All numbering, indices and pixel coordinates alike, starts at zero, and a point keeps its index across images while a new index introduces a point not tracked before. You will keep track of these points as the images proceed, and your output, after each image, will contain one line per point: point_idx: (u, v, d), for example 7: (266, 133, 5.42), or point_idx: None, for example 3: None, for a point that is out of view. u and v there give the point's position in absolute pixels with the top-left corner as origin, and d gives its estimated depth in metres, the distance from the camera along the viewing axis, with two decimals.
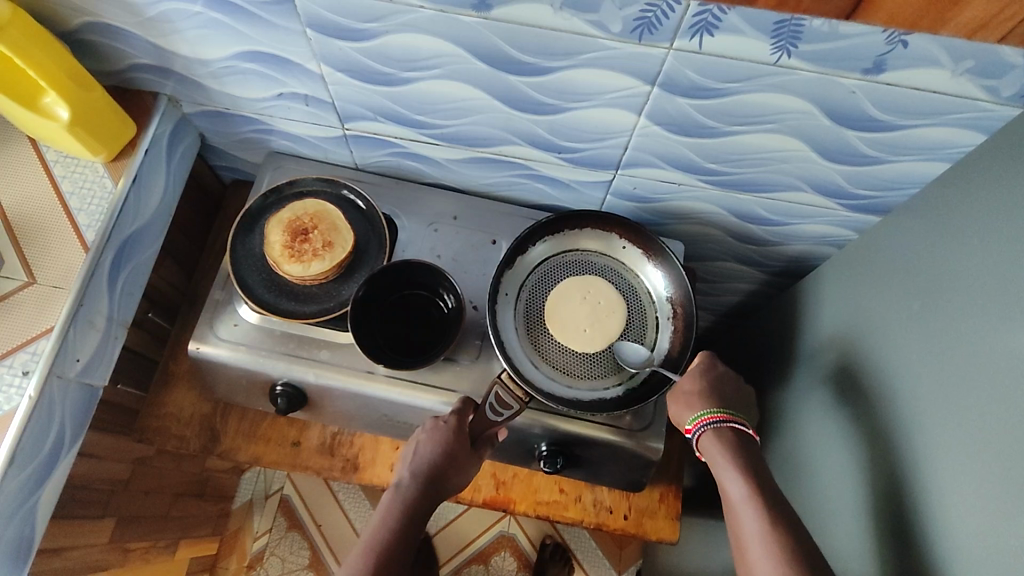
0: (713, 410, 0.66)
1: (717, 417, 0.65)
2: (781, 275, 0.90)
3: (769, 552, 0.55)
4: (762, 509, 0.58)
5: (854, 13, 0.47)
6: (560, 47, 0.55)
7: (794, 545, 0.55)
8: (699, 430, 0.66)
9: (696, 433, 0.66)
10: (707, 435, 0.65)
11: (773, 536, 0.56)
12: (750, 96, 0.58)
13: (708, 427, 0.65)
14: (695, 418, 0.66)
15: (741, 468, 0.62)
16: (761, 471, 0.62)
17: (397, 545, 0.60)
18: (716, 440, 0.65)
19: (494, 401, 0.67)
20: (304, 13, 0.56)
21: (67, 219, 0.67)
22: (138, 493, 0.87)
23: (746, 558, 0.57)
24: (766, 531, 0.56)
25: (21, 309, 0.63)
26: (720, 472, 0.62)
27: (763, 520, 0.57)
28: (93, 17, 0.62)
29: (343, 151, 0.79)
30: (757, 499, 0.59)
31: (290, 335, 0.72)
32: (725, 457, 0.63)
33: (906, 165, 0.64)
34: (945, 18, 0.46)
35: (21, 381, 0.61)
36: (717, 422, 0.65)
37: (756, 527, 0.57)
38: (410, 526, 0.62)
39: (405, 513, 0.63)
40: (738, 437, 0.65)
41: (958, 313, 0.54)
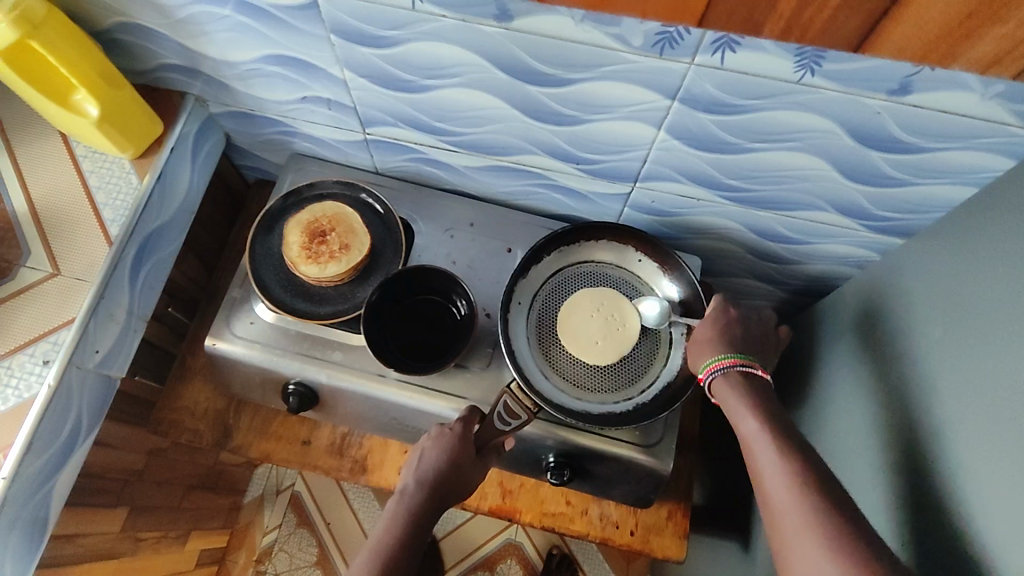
0: (723, 356, 0.62)
1: (727, 362, 0.61)
2: (801, 294, 0.89)
3: (788, 486, 0.50)
4: (779, 444, 0.54)
5: (863, 46, 0.46)
6: (581, 59, 0.55)
7: (816, 477, 0.50)
8: (710, 376, 0.62)
9: (709, 380, 0.62)
10: (718, 381, 0.61)
11: (792, 471, 0.51)
12: (772, 114, 0.57)
13: (717, 375, 0.62)
14: (706, 365, 0.63)
15: (756, 409, 0.57)
16: (776, 411, 0.57)
17: (404, 552, 0.60)
18: (730, 385, 0.60)
19: (502, 411, 0.67)
20: (329, 19, 0.57)
21: (93, 212, 0.68)
22: (151, 483, 0.89)
23: (764, 495, 0.52)
24: (784, 466, 0.52)
25: (45, 300, 0.65)
26: (733, 414, 0.58)
27: (780, 455, 0.53)
28: (125, 17, 0.64)
29: (364, 154, 0.79)
30: (773, 436, 0.54)
31: (304, 335, 0.73)
32: (739, 401, 0.59)
33: (931, 189, 0.63)
34: (957, 52, 0.45)
35: (41, 370, 0.63)
36: (725, 368, 0.61)
37: (773, 462, 0.52)
38: (417, 533, 0.62)
39: (412, 520, 0.62)
40: (750, 377, 0.61)
41: (982, 341, 0.53)
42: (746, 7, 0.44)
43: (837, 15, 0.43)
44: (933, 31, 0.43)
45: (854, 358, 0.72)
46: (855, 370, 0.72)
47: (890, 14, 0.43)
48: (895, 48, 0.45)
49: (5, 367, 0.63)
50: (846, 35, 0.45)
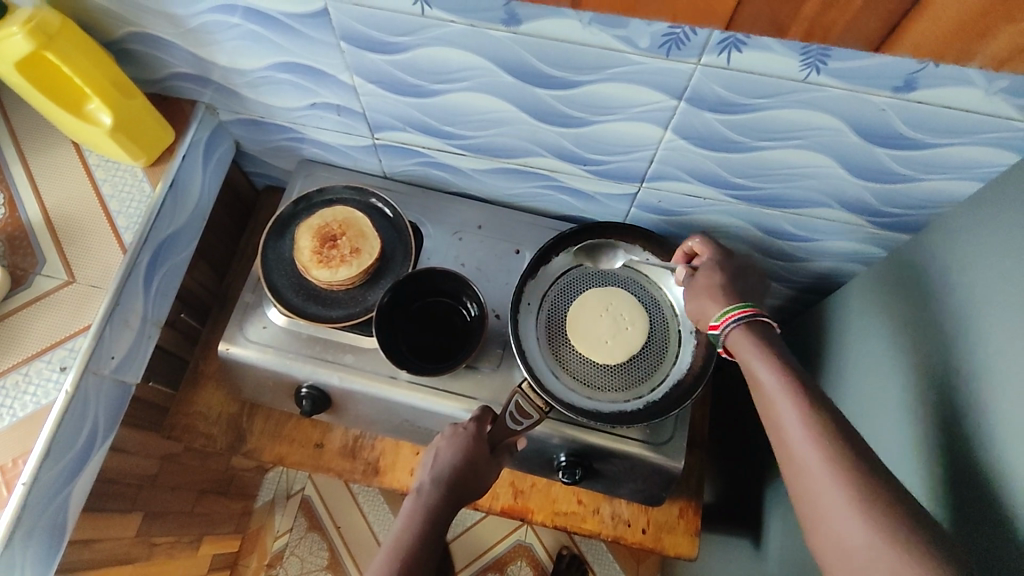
0: (740, 306, 0.59)
1: (743, 312, 0.59)
2: (808, 291, 0.89)
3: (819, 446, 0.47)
4: (801, 397, 0.50)
5: (880, 45, 0.47)
6: (587, 61, 0.56)
7: (845, 433, 0.47)
8: (727, 326, 0.59)
9: (725, 329, 0.59)
10: (736, 331, 0.58)
11: (820, 428, 0.48)
12: (777, 113, 0.58)
13: (734, 324, 0.59)
14: (723, 314, 0.60)
15: (772, 361, 0.54)
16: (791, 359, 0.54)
17: (425, 552, 0.60)
18: (746, 337, 0.57)
19: (513, 410, 0.68)
20: (339, 26, 0.58)
21: (106, 220, 0.69)
22: (165, 489, 0.89)
23: (790, 455, 0.49)
24: (811, 424, 0.48)
25: (60, 307, 0.66)
26: (750, 365, 0.55)
27: (806, 412, 0.49)
28: (137, 27, 0.65)
29: (372, 159, 0.80)
30: (795, 389, 0.51)
31: (316, 338, 0.74)
32: (755, 352, 0.55)
33: (937, 184, 0.63)
34: (971, 51, 0.46)
35: (59, 376, 0.64)
36: (745, 318, 0.58)
37: (798, 419, 0.49)
38: (436, 533, 0.62)
39: (431, 520, 0.62)
40: (764, 328, 0.58)
41: (998, 336, 0.54)
42: (771, 8, 0.45)
43: (859, 14, 0.44)
44: (947, 27, 0.44)
45: (864, 353, 0.73)
46: (867, 366, 0.72)
47: (908, 15, 0.44)
48: (911, 46, 0.47)
49: (23, 374, 0.63)
50: (868, 35, 0.46)
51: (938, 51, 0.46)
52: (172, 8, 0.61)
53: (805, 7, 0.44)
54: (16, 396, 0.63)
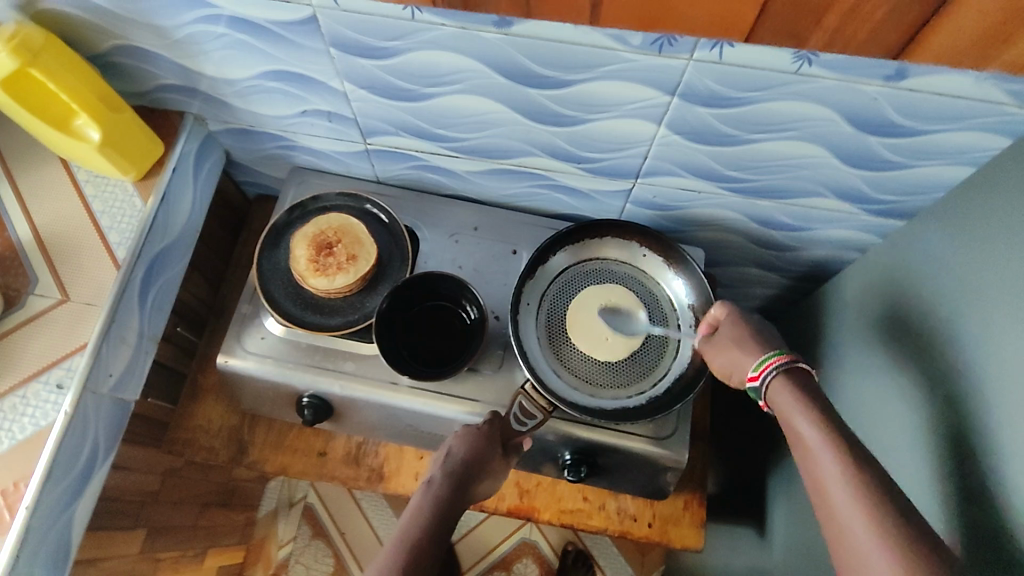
0: (778, 352, 0.60)
1: (783, 358, 0.60)
2: (803, 280, 0.90)
3: (855, 496, 0.48)
4: (839, 446, 0.51)
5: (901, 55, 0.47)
6: (579, 60, 0.56)
7: (882, 483, 0.48)
8: (766, 374, 0.60)
9: (763, 379, 0.60)
10: (776, 380, 0.59)
11: (856, 478, 0.49)
12: (770, 105, 0.58)
13: (773, 373, 0.59)
14: (761, 363, 0.60)
15: (810, 409, 0.55)
16: (834, 414, 0.55)
17: (432, 544, 0.60)
18: (783, 384, 0.58)
19: (519, 411, 0.69)
20: (329, 33, 0.57)
21: (98, 236, 0.68)
22: (168, 503, 0.89)
23: (827, 503, 0.50)
24: (847, 474, 0.49)
25: (55, 326, 0.65)
26: (792, 418, 0.56)
27: (842, 462, 0.50)
28: (122, 40, 0.64)
29: (364, 164, 0.80)
30: (838, 443, 0.52)
31: (316, 347, 0.73)
32: (792, 400, 0.57)
33: (929, 170, 0.64)
34: (991, 58, 0.46)
35: (57, 397, 0.63)
36: (786, 363, 0.59)
37: (835, 468, 0.50)
38: (443, 526, 0.62)
39: (439, 514, 0.62)
40: (806, 381, 0.58)
41: (995, 318, 0.54)
42: (790, 21, 0.45)
43: (879, 25, 0.44)
44: (969, 37, 0.45)
45: (862, 339, 0.73)
46: (866, 352, 0.72)
47: (927, 25, 0.44)
48: (933, 55, 0.47)
49: (21, 397, 0.63)
50: (886, 44, 0.46)
51: (958, 58, 0.47)
52: (158, 20, 0.60)
53: (824, 18, 0.45)
54: (15, 419, 0.62)
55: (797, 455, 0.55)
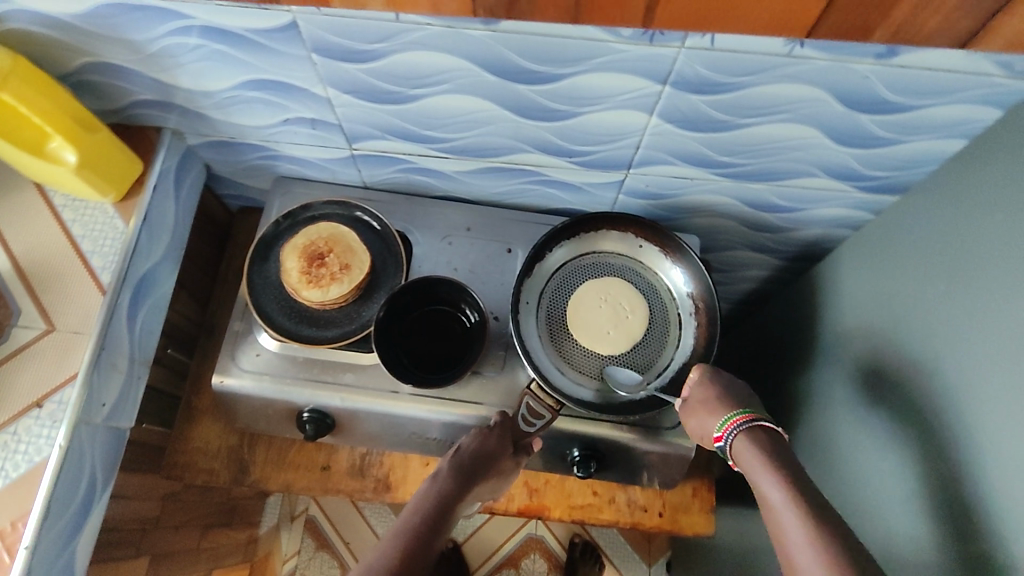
0: (740, 412, 0.64)
1: (746, 417, 0.64)
2: (796, 260, 0.90)
3: (818, 558, 0.52)
4: (803, 508, 0.56)
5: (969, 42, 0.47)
6: (569, 54, 0.55)
7: (843, 544, 0.53)
8: (728, 434, 0.63)
9: (728, 439, 0.64)
10: (739, 438, 0.63)
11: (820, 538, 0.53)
12: (762, 89, 0.58)
13: (736, 431, 0.63)
14: (723, 423, 0.64)
15: (774, 468, 0.59)
16: (796, 473, 0.59)
17: (432, 533, 0.62)
18: (748, 441, 0.62)
19: (526, 412, 0.69)
20: (310, 38, 0.56)
21: (81, 262, 0.66)
22: (169, 529, 0.87)
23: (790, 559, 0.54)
24: (811, 535, 0.54)
25: (43, 358, 0.63)
26: (756, 477, 0.59)
27: (807, 524, 0.54)
28: (93, 57, 0.61)
29: (350, 170, 0.78)
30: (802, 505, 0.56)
31: (313, 360, 0.72)
32: (758, 460, 0.60)
33: (920, 144, 0.64)
34: None
35: (51, 431, 0.61)
36: (748, 423, 0.63)
37: (799, 527, 0.55)
38: (444, 517, 0.64)
39: (441, 506, 0.64)
40: (770, 438, 0.62)
41: (997, 289, 0.55)
42: (862, 10, 0.45)
43: (953, 16, 0.45)
44: None
45: (860, 315, 0.74)
46: (864, 328, 0.73)
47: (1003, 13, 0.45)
48: (1000, 43, 0.48)
49: (12, 433, 0.60)
50: (957, 34, 0.46)
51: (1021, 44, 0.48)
52: (129, 34, 0.58)
53: (895, 11, 0.45)
54: (7, 457, 0.60)
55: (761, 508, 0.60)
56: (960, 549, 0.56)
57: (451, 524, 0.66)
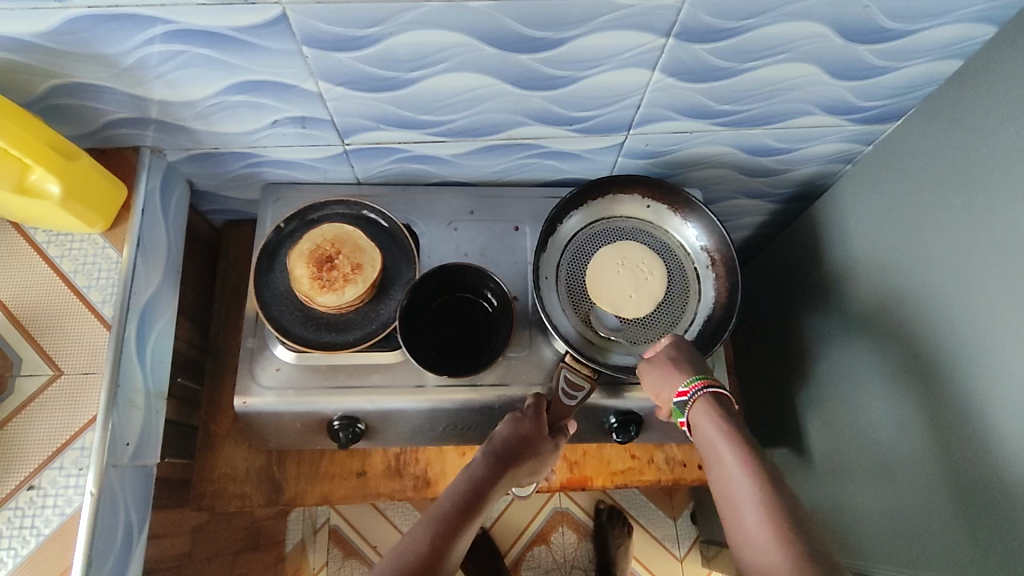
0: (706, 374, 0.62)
1: (702, 382, 0.60)
2: (791, 200, 0.91)
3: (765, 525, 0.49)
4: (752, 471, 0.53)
5: None
6: (573, 16, 0.53)
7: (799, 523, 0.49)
8: (694, 392, 0.60)
9: (692, 395, 0.60)
10: (704, 398, 0.59)
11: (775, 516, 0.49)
12: (764, 30, 0.57)
13: (702, 390, 0.60)
14: (689, 382, 0.61)
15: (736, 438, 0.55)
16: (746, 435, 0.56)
17: (463, 519, 0.55)
18: (706, 405, 0.59)
19: (564, 385, 0.68)
20: (301, 30, 0.53)
21: (78, 299, 0.62)
22: (203, 560, 0.84)
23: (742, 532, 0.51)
24: (765, 513, 0.50)
25: (55, 405, 0.59)
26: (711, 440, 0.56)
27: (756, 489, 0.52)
28: (63, 78, 0.57)
29: (343, 168, 0.75)
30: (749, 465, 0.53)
31: (336, 367, 0.69)
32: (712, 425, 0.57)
33: (915, 68, 0.65)
34: None
35: (78, 480, 0.57)
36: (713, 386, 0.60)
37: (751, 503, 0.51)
38: (476, 506, 0.57)
39: (473, 493, 0.58)
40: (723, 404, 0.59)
41: (1011, 198, 0.56)
42: None
43: None
44: None
45: (866, 244, 0.75)
46: (871, 255, 0.74)
47: None
48: None
49: (36, 488, 0.57)
50: None
51: None
52: (102, 48, 0.53)
53: None
54: (35, 514, 0.56)
55: (714, 480, 0.56)
56: (990, 456, 0.57)
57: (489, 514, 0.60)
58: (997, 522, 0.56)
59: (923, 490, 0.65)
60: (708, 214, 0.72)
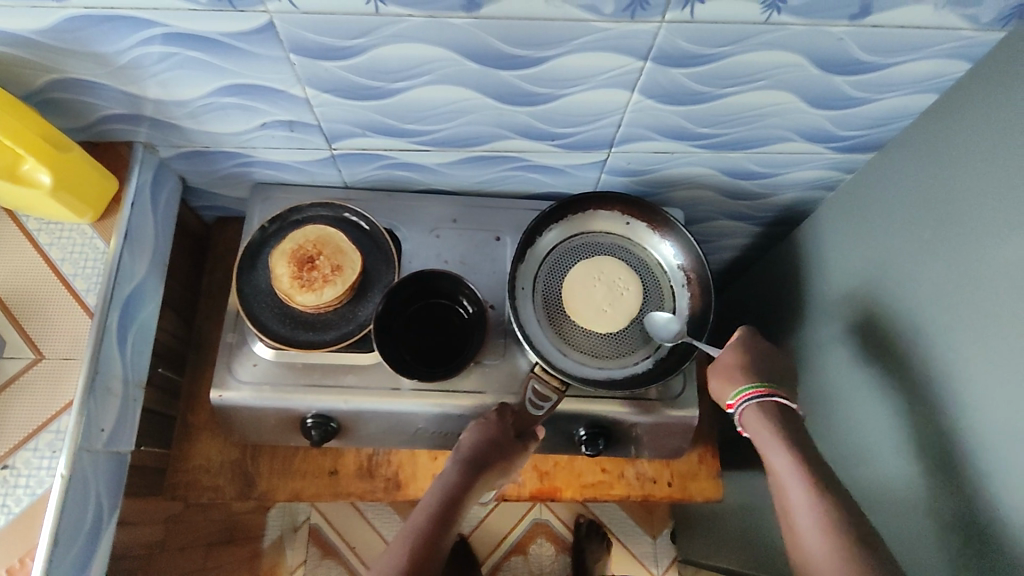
0: (754, 385, 0.65)
1: (760, 391, 0.64)
2: (774, 224, 0.92)
3: (822, 535, 0.55)
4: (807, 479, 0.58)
5: None
6: (551, 37, 0.55)
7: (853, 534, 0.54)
8: (741, 404, 0.65)
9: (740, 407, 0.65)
10: (749, 410, 0.65)
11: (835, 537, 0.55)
12: (740, 58, 0.59)
13: (747, 405, 0.65)
14: (736, 394, 0.65)
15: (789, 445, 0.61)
16: (803, 442, 0.61)
17: (439, 526, 0.61)
18: (762, 416, 0.63)
19: (532, 395, 0.68)
20: (288, 38, 0.55)
21: (64, 286, 0.64)
22: (175, 551, 0.85)
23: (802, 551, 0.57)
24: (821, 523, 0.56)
25: (34, 388, 0.61)
26: (764, 447, 0.62)
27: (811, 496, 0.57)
28: (59, 74, 0.59)
29: (330, 171, 0.77)
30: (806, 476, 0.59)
31: (312, 366, 0.71)
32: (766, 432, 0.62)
33: (892, 101, 0.66)
34: None
35: (50, 461, 0.59)
36: (758, 398, 0.64)
37: (816, 531, 0.56)
38: (455, 511, 0.63)
39: (451, 500, 0.63)
40: (780, 410, 0.63)
41: (976, 232, 0.57)
42: None
43: None
44: None
45: (840, 271, 0.76)
46: (844, 282, 0.75)
47: None
48: None
49: (10, 468, 0.59)
50: None
51: None
52: (96, 46, 0.56)
53: None
54: (8, 493, 0.58)
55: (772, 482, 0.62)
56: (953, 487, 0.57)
57: (465, 516, 0.65)
58: (956, 550, 0.57)
59: (889, 514, 0.66)
60: (683, 235, 0.74)
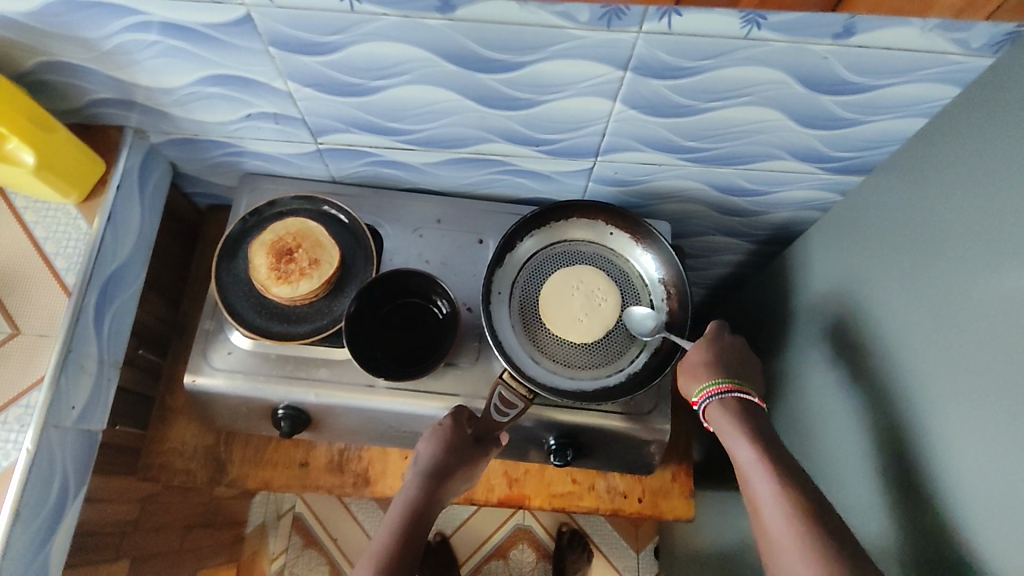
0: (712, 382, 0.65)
1: (714, 389, 0.65)
2: (768, 242, 0.91)
3: (789, 528, 0.53)
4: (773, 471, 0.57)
5: None
6: (528, 42, 0.55)
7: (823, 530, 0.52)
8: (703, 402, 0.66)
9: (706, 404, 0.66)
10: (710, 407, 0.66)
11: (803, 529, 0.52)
12: (723, 72, 0.58)
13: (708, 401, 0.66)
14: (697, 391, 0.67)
15: (754, 438, 0.60)
16: (769, 436, 0.60)
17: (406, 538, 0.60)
18: (724, 409, 0.63)
19: (497, 402, 0.67)
20: (267, 32, 0.55)
21: (45, 264, 0.66)
22: (149, 531, 0.86)
23: (768, 539, 0.55)
24: (789, 516, 0.54)
25: (8, 362, 0.62)
26: (729, 440, 0.61)
27: (777, 490, 0.56)
28: (48, 56, 0.61)
29: (318, 165, 0.77)
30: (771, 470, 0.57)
31: (286, 357, 0.71)
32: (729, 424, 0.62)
33: (882, 124, 0.64)
34: None
35: (18, 435, 0.60)
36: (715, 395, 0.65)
37: (785, 525, 0.53)
38: (419, 527, 0.62)
39: (413, 517, 0.62)
40: (743, 404, 0.63)
41: (955, 264, 0.55)
42: None
43: None
44: None
45: (827, 294, 0.74)
46: (830, 305, 0.73)
47: None
48: None
49: None
50: None
51: None
52: (82, 32, 0.57)
53: None
54: None
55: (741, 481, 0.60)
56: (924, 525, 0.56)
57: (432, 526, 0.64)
58: None
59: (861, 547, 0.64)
60: (662, 246, 0.73)
